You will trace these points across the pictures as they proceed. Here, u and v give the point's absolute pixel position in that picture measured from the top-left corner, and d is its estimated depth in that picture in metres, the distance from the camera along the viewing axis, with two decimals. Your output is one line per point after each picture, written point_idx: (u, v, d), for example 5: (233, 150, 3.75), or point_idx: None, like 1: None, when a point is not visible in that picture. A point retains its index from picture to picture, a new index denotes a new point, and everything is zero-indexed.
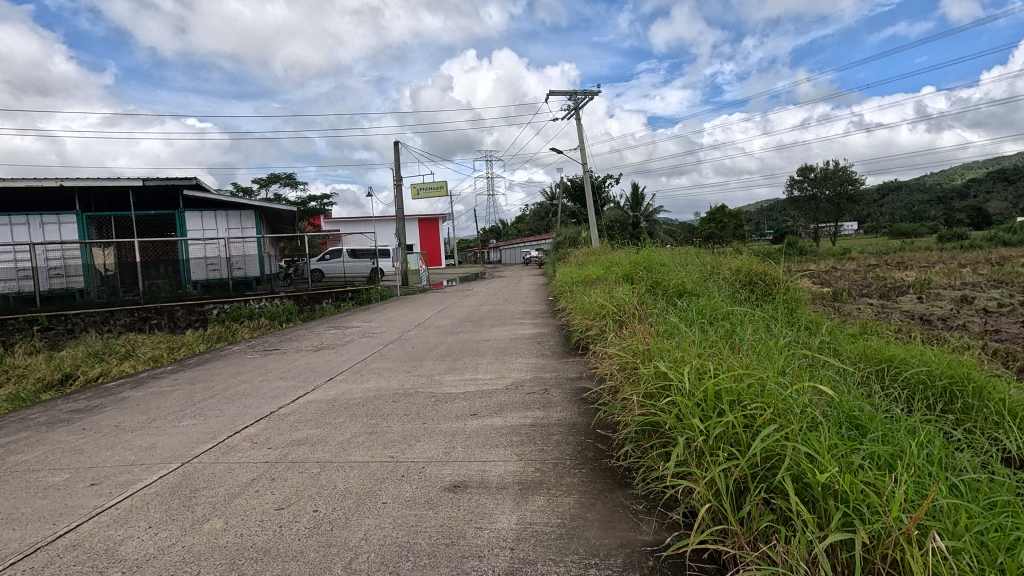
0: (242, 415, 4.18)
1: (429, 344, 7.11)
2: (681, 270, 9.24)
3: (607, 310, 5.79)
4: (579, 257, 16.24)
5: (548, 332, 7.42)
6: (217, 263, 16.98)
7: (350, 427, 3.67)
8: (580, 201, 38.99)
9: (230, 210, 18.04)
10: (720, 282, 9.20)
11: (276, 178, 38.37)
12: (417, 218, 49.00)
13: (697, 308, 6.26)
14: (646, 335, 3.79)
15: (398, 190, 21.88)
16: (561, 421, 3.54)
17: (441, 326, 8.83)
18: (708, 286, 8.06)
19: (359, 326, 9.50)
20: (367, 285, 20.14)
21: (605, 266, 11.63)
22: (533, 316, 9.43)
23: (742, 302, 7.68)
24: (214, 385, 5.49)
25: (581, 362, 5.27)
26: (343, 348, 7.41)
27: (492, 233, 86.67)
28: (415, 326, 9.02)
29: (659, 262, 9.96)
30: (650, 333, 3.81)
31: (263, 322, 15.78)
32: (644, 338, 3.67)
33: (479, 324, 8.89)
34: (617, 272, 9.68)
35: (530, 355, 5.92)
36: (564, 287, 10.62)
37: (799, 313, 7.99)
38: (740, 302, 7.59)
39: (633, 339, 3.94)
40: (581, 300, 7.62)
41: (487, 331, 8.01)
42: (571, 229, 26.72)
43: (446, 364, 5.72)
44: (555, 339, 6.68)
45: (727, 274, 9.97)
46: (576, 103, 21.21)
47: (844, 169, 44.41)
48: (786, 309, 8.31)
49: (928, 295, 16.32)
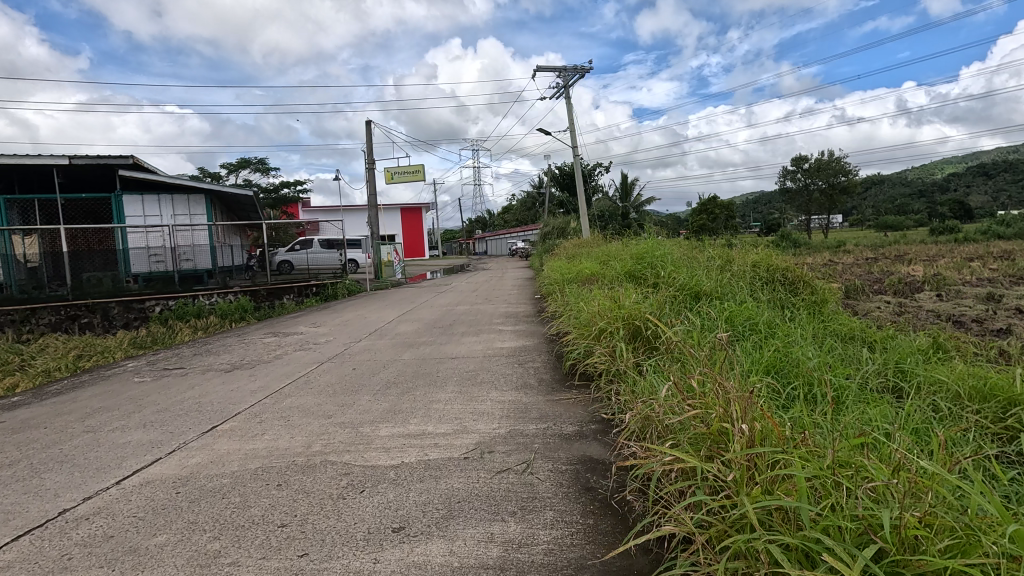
0: (8, 518, 2.44)
1: (378, 363, 5.39)
2: (692, 267, 7.65)
3: (611, 317, 4.26)
4: (568, 249, 14.63)
5: (535, 347, 5.74)
6: (161, 253, 15.05)
7: (162, 570, 1.97)
8: (568, 190, 37.25)
9: (175, 193, 16.02)
10: (733, 277, 7.72)
11: (246, 163, 35.97)
12: (399, 207, 46.89)
13: (728, 318, 4.77)
14: (713, 394, 2.39)
15: (370, 174, 19.96)
16: (550, 560, 1.92)
17: (402, 335, 7.11)
18: (721, 282, 6.66)
19: (302, 334, 7.73)
20: (334, 279, 18.29)
21: (600, 260, 9.98)
22: (518, 321, 7.73)
23: (773, 307, 6.16)
24: (42, 435, 3.72)
25: (583, 405, 3.63)
26: (266, 366, 5.65)
27: (478, 224, 84.64)
28: (369, 334, 7.29)
29: (661, 255, 8.46)
30: (719, 384, 2.41)
31: (211, 321, 13.91)
32: (717, 405, 2.26)
33: (450, 332, 7.17)
34: (616, 268, 8.06)
35: (509, 387, 4.25)
36: (553, 286, 8.95)
37: (832, 319, 6.63)
38: (769, 306, 6.09)
39: (683, 395, 2.53)
40: (575, 305, 5.98)
41: (456, 344, 6.29)
42: (559, 219, 24.99)
43: (388, 402, 4.01)
44: (545, 360, 5.02)
45: (744, 269, 8.40)
46: (566, 81, 19.40)
47: (837, 160, 43.18)
48: (822, 316, 6.79)
49: (948, 293, 14.91)
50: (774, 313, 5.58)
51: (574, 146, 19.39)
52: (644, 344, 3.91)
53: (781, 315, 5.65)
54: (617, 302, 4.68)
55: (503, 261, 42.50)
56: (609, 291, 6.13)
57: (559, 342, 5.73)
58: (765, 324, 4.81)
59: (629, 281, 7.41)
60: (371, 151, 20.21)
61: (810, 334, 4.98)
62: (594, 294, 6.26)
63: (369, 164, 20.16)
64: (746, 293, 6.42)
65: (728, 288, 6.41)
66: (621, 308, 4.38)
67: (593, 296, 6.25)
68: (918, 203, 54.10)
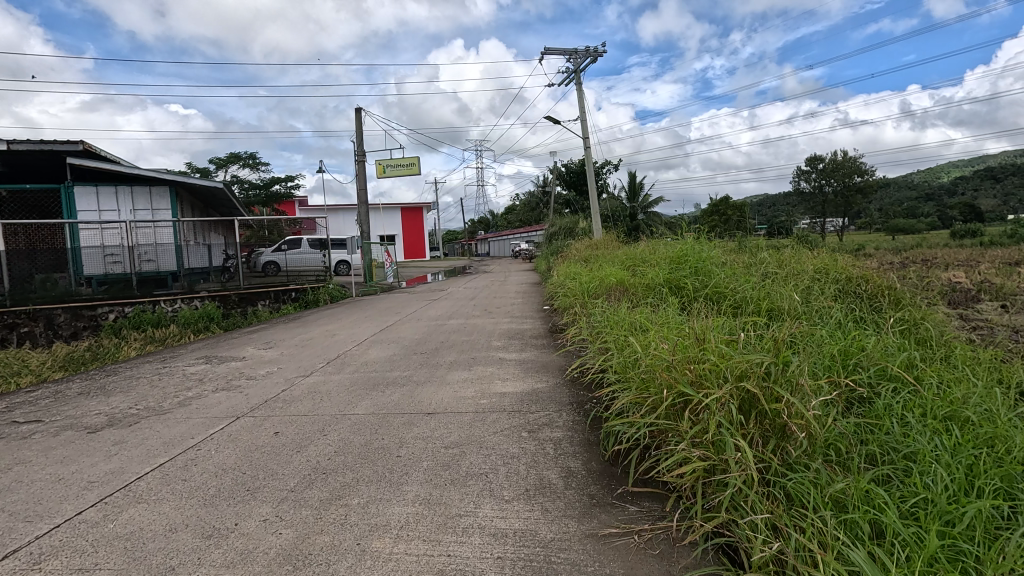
0: None
1: (314, 424, 3.57)
2: (748, 275, 5.86)
3: (701, 373, 2.42)
4: (578, 252, 12.79)
5: (550, 396, 3.90)
6: (117, 252, 13.27)
7: None
8: (575, 188, 35.41)
9: (136, 186, 14.22)
10: (792, 282, 6.02)
11: (237, 158, 34.27)
12: (398, 206, 45.09)
13: (840, 371, 3.12)
14: None
15: (359, 168, 18.12)
16: None
17: (369, 367, 5.29)
18: (792, 293, 4.97)
19: (242, 362, 5.90)
20: (317, 283, 16.40)
21: (625, 266, 8.13)
22: (525, 346, 5.88)
23: (871, 330, 4.45)
24: None
25: (664, 559, 1.88)
26: (154, 421, 3.83)
27: (481, 225, 82.74)
28: (326, 364, 5.47)
29: (699, 258, 6.70)
30: None
31: (170, 332, 12.14)
32: None
33: (432, 363, 5.32)
34: (649, 275, 6.26)
35: (513, 495, 2.44)
36: (567, 298, 7.16)
37: (928, 332, 5.04)
38: (867, 329, 4.39)
39: None
40: (608, 333, 4.20)
41: (438, 386, 4.43)
42: (567, 219, 23.06)
43: (292, 534, 2.20)
44: (566, 427, 3.22)
45: (804, 276, 6.61)
46: (577, 64, 17.48)
47: (855, 160, 41.22)
48: (932, 340, 4.98)
49: (1015, 305, 12.91)
50: (884, 346, 3.90)
51: (585, 137, 17.52)
52: (773, 435, 2.14)
53: (886, 341, 4.07)
54: (690, 338, 2.87)
55: (505, 263, 40.66)
56: (653, 314, 4.35)
57: (588, 386, 3.93)
58: (886, 375, 3.27)
59: (665, 298, 5.64)
60: (361, 143, 18.34)
61: (941, 382, 3.47)
62: (630, 316, 4.47)
63: (359, 156, 18.29)
64: (827, 307, 4.75)
65: (805, 304, 4.73)
66: (700, 351, 2.62)
67: (628, 318, 4.46)
68: (935, 205, 52.03)
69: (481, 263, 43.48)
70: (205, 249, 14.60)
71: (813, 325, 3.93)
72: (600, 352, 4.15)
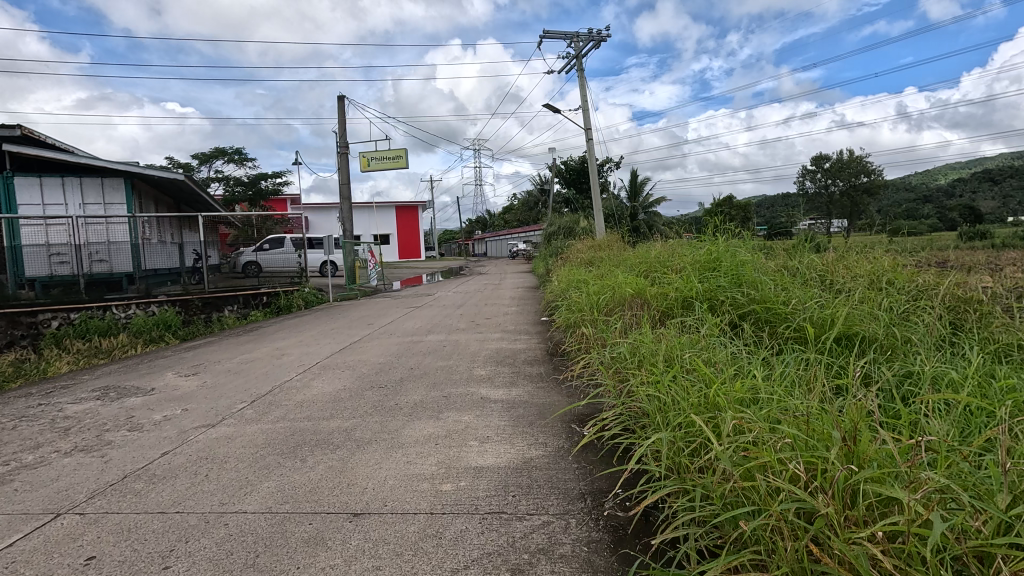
0: None
1: (157, 542, 2.15)
2: (801, 292, 4.57)
3: (903, 549, 1.26)
4: (579, 254, 11.40)
5: (548, 478, 2.57)
6: (64, 252, 11.86)
7: None
8: (574, 186, 34.18)
9: (86, 177, 12.78)
10: (852, 292, 4.85)
11: (222, 154, 32.89)
12: (392, 204, 43.59)
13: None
14: None
15: (342, 161, 16.72)
16: None
17: (304, 412, 3.89)
18: (876, 320, 3.81)
19: (144, 398, 4.46)
20: (292, 286, 14.91)
21: (641, 271, 6.78)
22: (515, 380, 4.47)
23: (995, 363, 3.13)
24: None
25: None
26: None
27: (480, 226, 81.44)
28: (248, 406, 4.04)
29: (733, 263, 5.46)
30: None
31: (118, 342, 10.71)
32: None
33: (388, 408, 3.91)
34: (674, 287, 4.93)
35: None
36: (569, 312, 5.79)
37: None
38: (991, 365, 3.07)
39: None
40: (637, 387, 2.85)
41: (382, 455, 3.01)
42: (566, 218, 21.70)
43: None
44: (578, 565, 1.86)
45: (860, 282, 5.24)
46: (577, 50, 16.09)
47: (860, 159, 40.18)
48: None
49: None
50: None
51: (585, 129, 16.18)
52: None
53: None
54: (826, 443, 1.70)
55: (501, 263, 39.31)
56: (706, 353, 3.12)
57: (615, 457, 2.70)
58: None
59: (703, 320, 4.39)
60: (343, 134, 16.92)
61: None
62: (673, 354, 3.21)
63: (341, 149, 16.89)
64: (930, 343, 3.57)
65: (900, 339, 3.55)
66: (865, 488, 1.44)
67: (671, 357, 3.20)
68: None
69: (477, 263, 42.15)
70: (177, 249, 13.28)
71: (943, 376, 2.72)
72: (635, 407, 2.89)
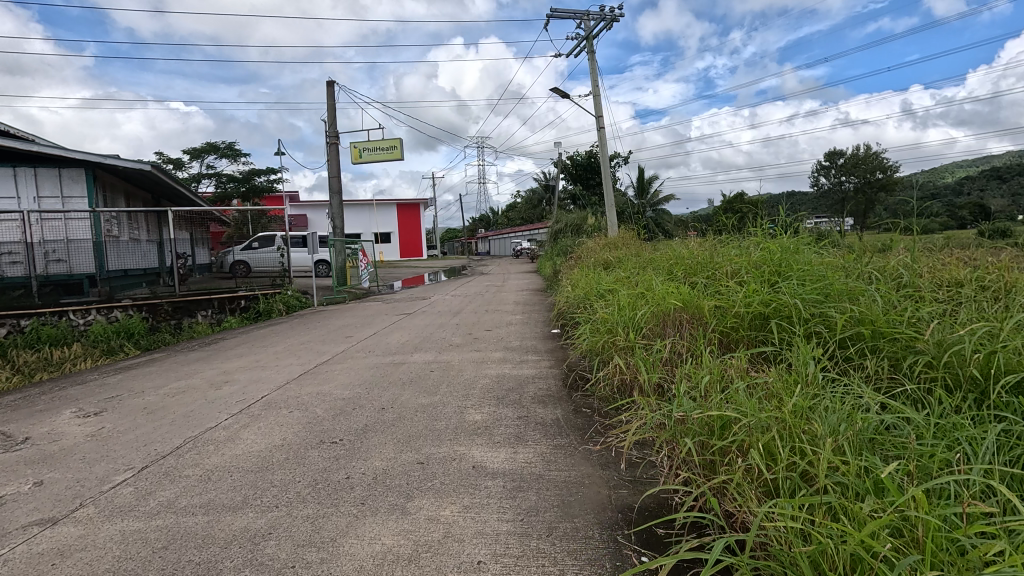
0: None
1: None
2: (925, 309, 3.24)
3: None
4: (594, 253, 10.06)
5: None
6: (15, 251, 10.62)
7: None
8: (581, 181, 32.80)
9: (42, 168, 11.52)
10: (979, 304, 3.53)
11: (216, 148, 31.64)
12: (393, 202, 42.36)
13: None
14: None
15: (332, 152, 15.42)
16: None
17: (206, 491, 2.59)
18: None
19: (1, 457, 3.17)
20: (274, 288, 13.17)
21: (677, 271, 5.43)
22: (522, 437, 3.13)
23: None
24: None
25: None
26: None
27: (483, 223, 80.12)
28: (129, 480, 2.74)
29: (804, 264, 4.20)
30: None
31: (69, 353, 9.46)
32: None
33: (333, 486, 2.60)
34: (741, 304, 3.60)
35: None
36: (592, 330, 4.48)
37: None
38: None
39: None
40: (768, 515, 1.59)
41: None
42: (574, 214, 20.30)
43: None
44: None
45: (980, 291, 3.89)
46: (589, 31, 14.70)
47: (876, 155, 38.73)
48: None
49: None
50: None
51: (596, 118, 14.81)
52: None
53: None
54: None
55: (505, 262, 37.95)
56: (851, 431, 1.93)
57: None
58: None
59: (790, 351, 3.17)
60: (333, 123, 15.62)
61: None
62: (784, 417, 2.01)
63: (331, 138, 15.59)
64: None
65: None
66: None
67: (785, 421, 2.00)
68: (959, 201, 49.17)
69: (480, 262, 40.78)
70: (156, 248, 12.27)
71: None
72: (747, 529, 1.73)
